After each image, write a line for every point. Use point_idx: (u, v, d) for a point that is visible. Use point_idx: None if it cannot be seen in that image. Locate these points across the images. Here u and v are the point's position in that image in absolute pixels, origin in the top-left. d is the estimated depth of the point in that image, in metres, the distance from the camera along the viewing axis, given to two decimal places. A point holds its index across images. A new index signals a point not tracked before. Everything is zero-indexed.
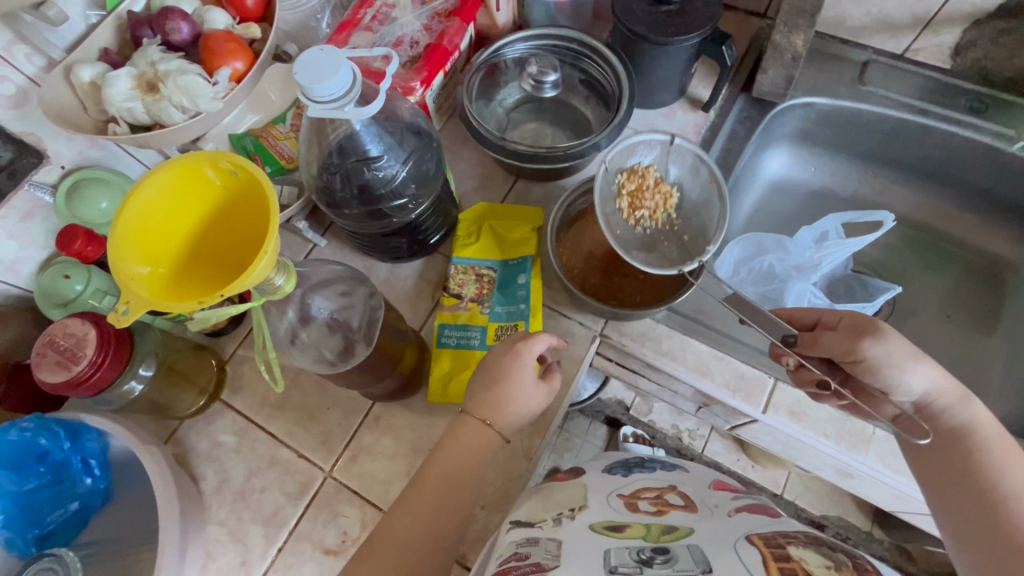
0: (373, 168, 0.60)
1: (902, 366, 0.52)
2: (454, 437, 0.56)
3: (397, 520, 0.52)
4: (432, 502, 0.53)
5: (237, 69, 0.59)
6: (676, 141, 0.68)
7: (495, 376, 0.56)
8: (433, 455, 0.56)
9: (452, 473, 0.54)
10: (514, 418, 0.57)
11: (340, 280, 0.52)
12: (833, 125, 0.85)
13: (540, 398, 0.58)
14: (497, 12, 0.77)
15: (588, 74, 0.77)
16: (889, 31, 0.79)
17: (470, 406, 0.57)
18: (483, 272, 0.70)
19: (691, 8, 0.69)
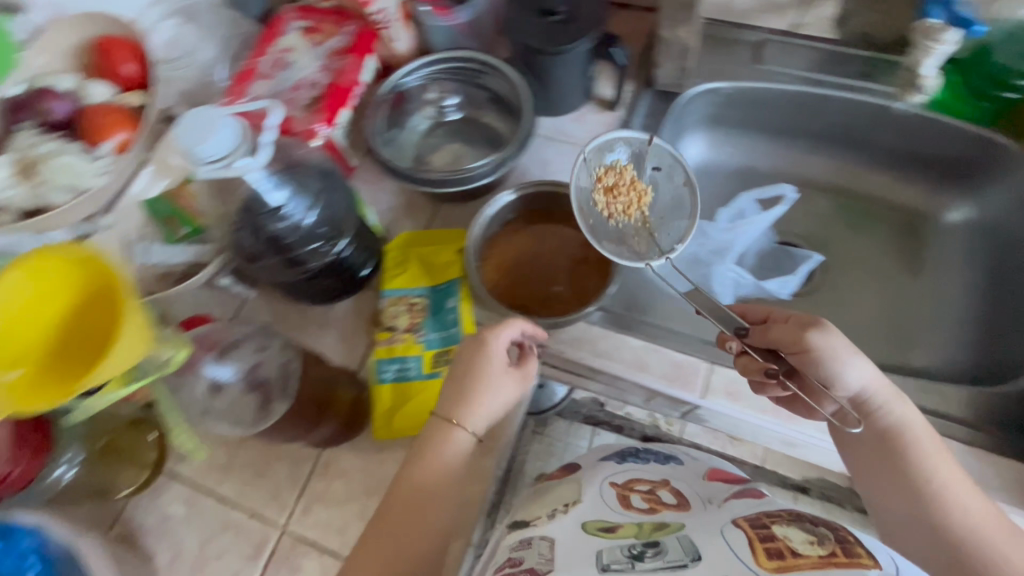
0: (279, 217, 0.60)
1: (842, 360, 0.57)
2: (430, 440, 0.56)
3: (384, 520, 0.54)
4: (411, 504, 0.54)
5: (121, 140, 0.64)
6: (654, 141, 0.73)
7: (465, 373, 0.57)
8: (415, 451, 0.56)
9: (429, 474, 0.55)
10: (488, 417, 0.57)
11: (247, 340, 0.57)
12: (740, 106, 0.88)
13: (513, 395, 0.58)
14: (394, 42, 0.77)
15: (491, 90, 0.78)
16: (775, 10, 0.83)
17: (441, 408, 0.57)
18: (414, 301, 0.71)
19: (578, 16, 0.71)
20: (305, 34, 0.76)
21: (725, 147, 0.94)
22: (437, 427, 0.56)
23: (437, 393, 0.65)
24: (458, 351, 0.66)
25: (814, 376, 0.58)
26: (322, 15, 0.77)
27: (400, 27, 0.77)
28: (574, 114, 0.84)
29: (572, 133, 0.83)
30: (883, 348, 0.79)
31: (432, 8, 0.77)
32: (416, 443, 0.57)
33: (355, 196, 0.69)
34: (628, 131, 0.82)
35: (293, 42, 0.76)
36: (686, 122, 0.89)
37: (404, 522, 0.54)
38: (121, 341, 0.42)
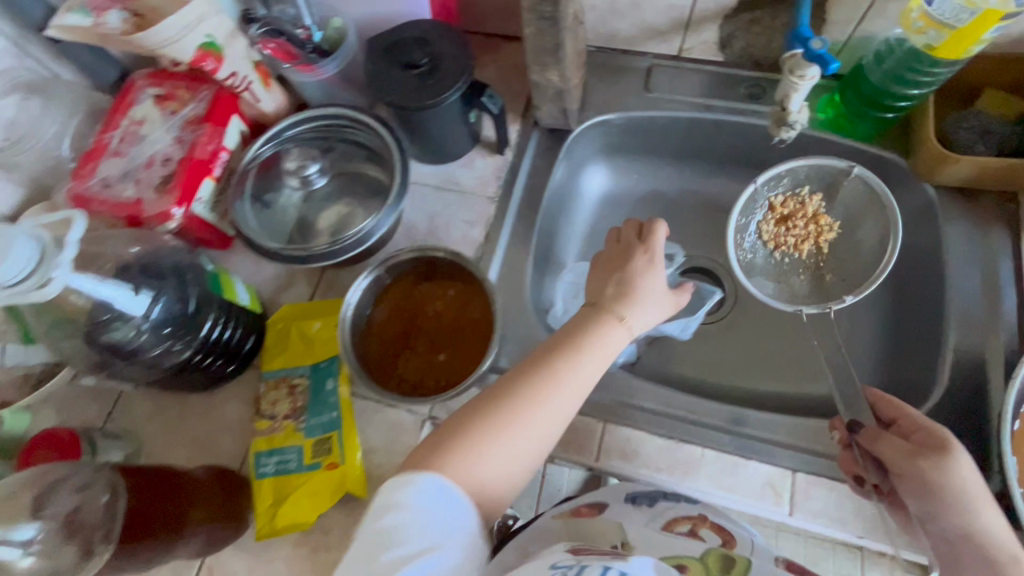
0: (110, 327, 0.54)
1: (959, 505, 0.49)
2: (579, 334, 0.54)
3: (435, 462, 0.46)
4: (520, 420, 0.48)
5: None
6: (854, 169, 0.72)
7: (630, 270, 0.59)
8: (519, 371, 0.51)
9: (581, 374, 0.51)
10: (653, 315, 0.58)
11: (69, 478, 0.50)
12: (636, 134, 0.85)
13: (665, 294, 0.59)
14: (258, 103, 0.73)
15: (359, 142, 0.75)
16: (658, 36, 0.80)
17: (607, 304, 0.57)
18: (295, 383, 0.67)
19: (441, 66, 0.67)
20: (158, 102, 0.71)
21: (630, 174, 0.90)
22: (593, 316, 0.55)
23: (317, 487, 0.61)
24: (336, 440, 0.62)
25: (913, 507, 0.52)
26: (176, 80, 0.72)
27: (261, 87, 0.72)
28: (462, 159, 0.80)
29: (462, 180, 0.79)
30: (795, 375, 0.77)
31: (290, 64, 0.71)
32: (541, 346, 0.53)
33: (215, 268, 0.64)
34: (518, 174, 0.78)
35: (145, 112, 0.70)
36: (584, 154, 0.86)
37: (529, 428, 0.48)
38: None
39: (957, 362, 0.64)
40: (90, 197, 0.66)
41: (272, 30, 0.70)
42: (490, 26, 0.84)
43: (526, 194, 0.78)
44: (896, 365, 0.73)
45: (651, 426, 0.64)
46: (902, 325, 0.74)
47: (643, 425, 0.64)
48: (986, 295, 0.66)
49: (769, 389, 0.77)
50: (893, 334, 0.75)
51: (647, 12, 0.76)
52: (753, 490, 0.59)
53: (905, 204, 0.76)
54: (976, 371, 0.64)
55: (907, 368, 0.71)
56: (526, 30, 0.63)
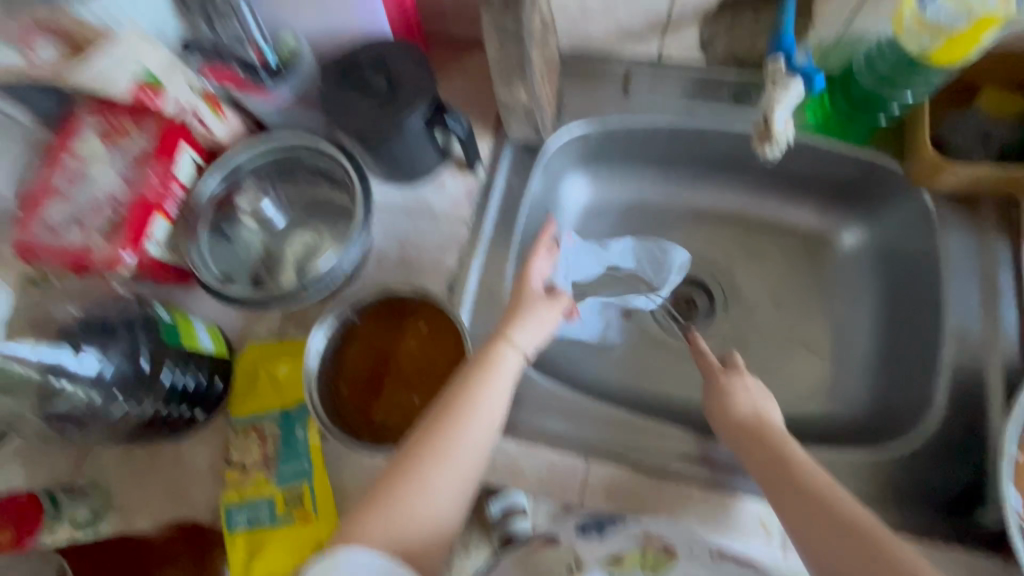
0: (56, 397, 0.53)
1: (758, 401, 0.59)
2: (479, 360, 0.57)
3: (369, 515, 0.50)
4: (437, 462, 0.52)
5: None
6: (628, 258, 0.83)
7: (515, 309, 0.61)
8: (438, 411, 0.54)
9: (488, 408, 0.54)
10: (539, 333, 0.60)
11: None
12: (615, 143, 0.81)
13: (552, 321, 0.62)
14: (210, 131, 0.69)
15: (315, 168, 0.72)
16: (635, 39, 0.75)
17: (498, 332, 0.59)
18: (265, 428, 0.64)
19: (398, 89, 0.63)
20: (102, 137, 0.67)
21: (611, 182, 0.86)
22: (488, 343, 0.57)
23: (292, 542, 0.59)
24: (309, 491, 0.60)
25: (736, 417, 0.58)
26: (119, 111, 0.67)
27: (212, 115, 0.68)
28: (432, 179, 0.75)
29: (431, 202, 0.74)
30: (785, 392, 0.75)
31: (237, 88, 0.67)
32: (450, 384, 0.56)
33: (171, 316, 0.61)
34: (491, 193, 0.74)
35: (88, 148, 0.66)
36: (561, 164, 0.82)
37: (455, 462, 0.52)
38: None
39: (953, 383, 0.62)
40: (36, 246, 0.62)
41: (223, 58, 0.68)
42: (456, 33, 0.79)
43: (502, 213, 0.74)
44: (890, 383, 0.70)
45: (637, 462, 0.61)
46: (897, 338, 0.71)
47: (630, 461, 0.61)
48: (983, 312, 0.63)
49: None
50: (889, 348, 0.72)
51: (621, 15, 0.71)
52: (744, 528, 0.57)
53: (901, 210, 0.72)
54: (972, 393, 0.61)
55: (903, 385, 0.68)
56: (489, 48, 0.59)
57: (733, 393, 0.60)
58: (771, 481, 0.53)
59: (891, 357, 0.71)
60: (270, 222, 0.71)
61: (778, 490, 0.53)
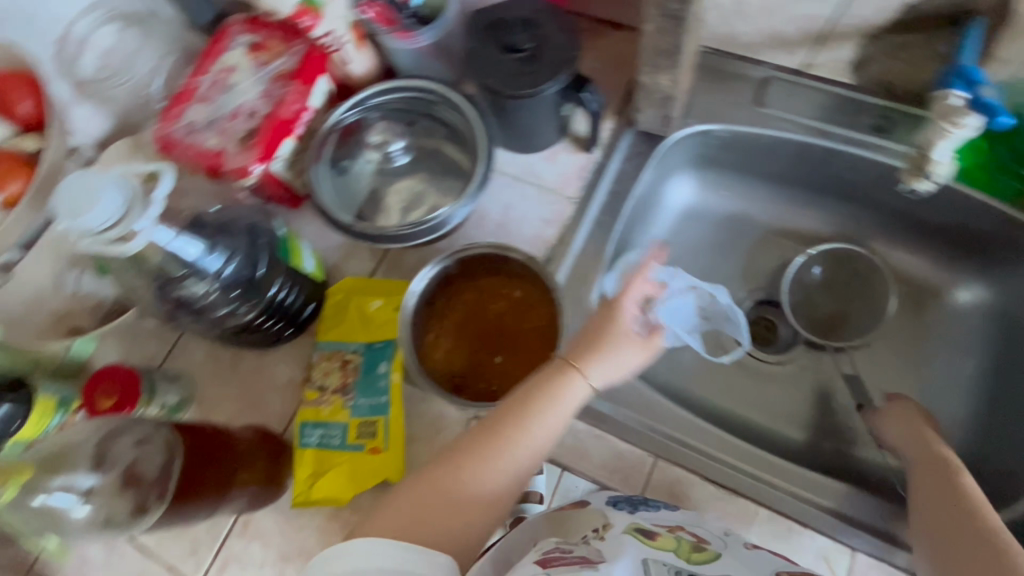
0: (180, 284, 0.55)
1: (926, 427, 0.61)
2: (545, 380, 0.54)
3: (390, 511, 0.47)
4: (471, 474, 0.48)
5: (12, 191, 0.63)
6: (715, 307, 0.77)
7: (595, 336, 0.57)
8: (488, 423, 0.52)
9: (539, 435, 0.51)
10: (614, 371, 0.56)
11: (133, 427, 0.49)
12: (736, 151, 0.78)
13: (634, 363, 0.57)
14: (347, 64, 0.71)
15: (445, 120, 0.73)
16: (784, 47, 0.72)
17: (572, 357, 0.55)
18: (348, 357, 0.66)
19: (544, 53, 0.63)
20: (250, 51, 0.70)
21: (717, 190, 0.84)
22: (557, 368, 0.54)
23: (358, 467, 0.61)
24: (383, 424, 0.62)
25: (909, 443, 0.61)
26: (270, 30, 0.70)
27: (354, 49, 0.69)
28: (546, 151, 0.75)
29: (542, 174, 0.74)
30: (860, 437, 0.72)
31: (385, 29, 0.68)
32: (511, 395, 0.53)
33: (286, 232, 0.64)
34: (603, 177, 0.74)
35: (235, 60, 0.69)
36: (674, 161, 0.80)
37: (491, 477, 0.49)
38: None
39: None
40: (177, 142, 0.66)
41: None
42: (596, 10, 0.77)
43: (609, 199, 0.74)
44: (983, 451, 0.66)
45: (709, 470, 0.60)
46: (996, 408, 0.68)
47: (699, 468, 0.60)
48: None
49: (831, 446, 0.72)
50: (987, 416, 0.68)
51: (778, 20, 0.69)
52: (808, 560, 0.57)
53: None
54: None
55: (1005, 457, 0.65)
56: (646, 27, 0.58)
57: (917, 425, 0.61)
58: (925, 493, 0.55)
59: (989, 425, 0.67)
60: (392, 159, 0.74)
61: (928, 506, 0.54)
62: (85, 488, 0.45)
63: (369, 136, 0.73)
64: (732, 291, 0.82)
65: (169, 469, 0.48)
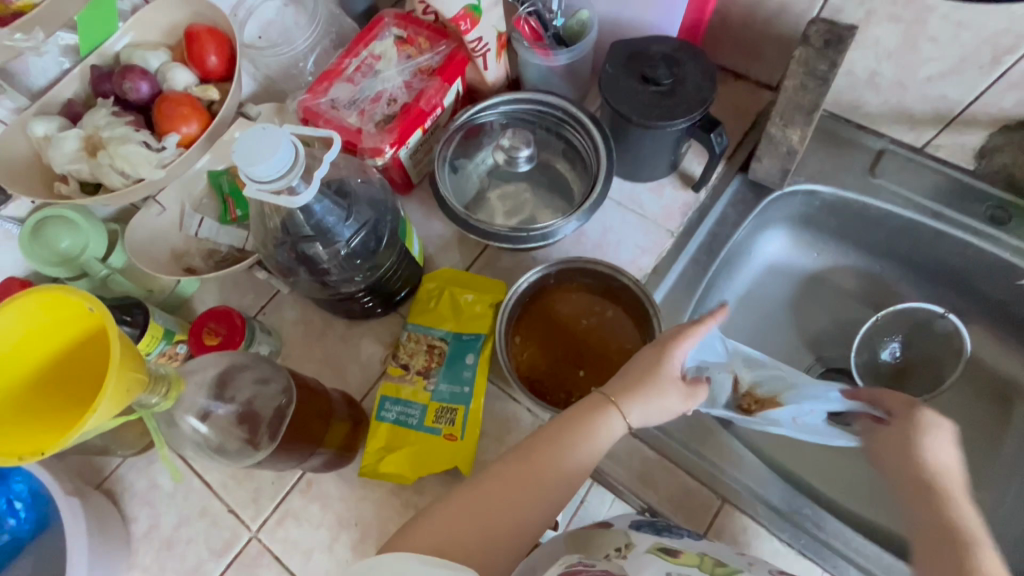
0: (310, 244, 0.59)
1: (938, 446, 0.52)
2: (583, 415, 0.53)
3: (421, 523, 0.48)
4: (503, 499, 0.49)
5: (188, 133, 0.64)
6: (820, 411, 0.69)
7: (641, 372, 0.54)
8: (519, 450, 0.52)
9: (571, 468, 0.51)
10: (655, 414, 0.54)
11: (255, 367, 0.52)
12: (838, 215, 0.79)
13: (679, 408, 0.55)
14: (485, 70, 0.74)
15: (570, 142, 0.75)
16: (908, 123, 0.73)
17: (613, 393, 0.54)
18: (435, 343, 0.68)
19: (680, 91, 0.65)
20: (398, 43, 0.74)
21: (809, 251, 0.84)
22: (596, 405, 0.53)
23: (431, 450, 0.63)
24: (462, 414, 0.63)
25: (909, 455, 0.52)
26: (421, 28, 0.75)
27: (494, 57, 0.73)
28: (653, 183, 0.77)
29: (646, 204, 0.76)
30: None
31: (530, 44, 0.73)
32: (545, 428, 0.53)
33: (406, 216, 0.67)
34: (706, 217, 0.75)
35: (384, 49, 0.74)
36: (774, 216, 0.81)
37: (521, 506, 0.49)
38: (96, 412, 0.38)
39: None
40: (320, 114, 0.70)
41: (536, 14, 0.74)
42: (724, 59, 0.80)
43: (708, 239, 0.75)
44: None
45: (776, 521, 0.60)
46: None
47: (765, 522, 0.60)
48: None
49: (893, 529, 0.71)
50: None
51: (909, 96, 0.70)
52: None
53: None
54: None
55: None
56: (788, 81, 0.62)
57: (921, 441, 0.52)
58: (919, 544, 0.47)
59: None
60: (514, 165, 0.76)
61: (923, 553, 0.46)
62: (206, 411, 0.48)
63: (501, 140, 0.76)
64: (808, 353, 0.82)
65: (283, 412, 0.52)
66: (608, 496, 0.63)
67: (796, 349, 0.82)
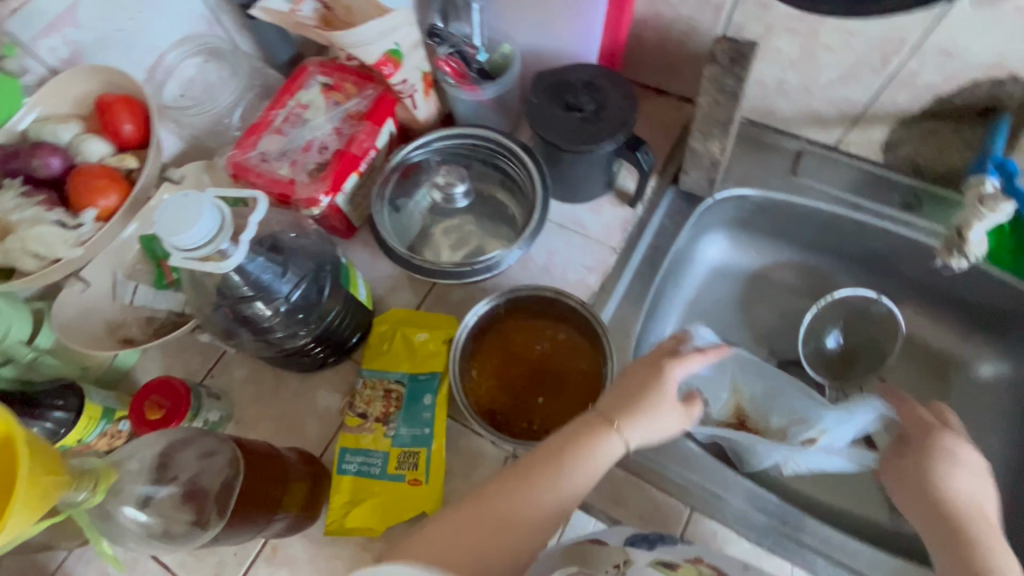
0: (247, 305, 0.57)
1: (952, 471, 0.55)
2: (582, 435, 0.53)
3: (418, 547, 0.47)
4: (501, 520, 0.49)
5: (107, 207, 0.62)
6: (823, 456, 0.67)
7: (636, 393, 0.56)
8: (520, 471, 0.51)
9: (570, 488, 0.51)
10: (650, 435, 0.55)
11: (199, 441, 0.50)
12: (769, 215, 0.83)
13: (673, 430, 0.56)
14: (415, 110, 0.75)
15: (505, 171, 0.77)
16: (819, 124, 0.78)
17: (612, 413, 0.54)
18: (392, 386, 0.67)
19: (604, 115, 0.68)
20: (325, 90, 0.74)
21: (748, 250, 0.88)
22: (596, 425, 0.53)
23: (397, 498, 0.61)
24: (425, 456, 0.62)
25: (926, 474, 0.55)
26: (346, 74, 0.75)
27: (423, 97, 0.74)
28: (592, 203, 0.79)
29: (587, 224, 0.78)
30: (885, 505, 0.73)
31: (456, 81, 0.75)
32: (546, 445, 0.53)
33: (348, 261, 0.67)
34: (645, 230, 0.78)
35: (311, 97, 0.74)
36: (710, 221, 0.84)
37: (520, 525, 0.49)
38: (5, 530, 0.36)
39: None
40: (251, 169, 0.69)
41: (457, 53, 0.76)
42: (645, 77, 0.84)
43: (649, 252, 0.78)
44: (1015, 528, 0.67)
45: (743, 519, 0.62)
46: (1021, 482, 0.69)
47: (733, 524, 0.61)
48: None
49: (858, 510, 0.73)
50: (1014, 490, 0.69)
51: (815, 99, 0.75)
52: None
53: None
54: None
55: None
56: None
57: (945, 467, 0.55)
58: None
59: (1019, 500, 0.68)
60: (452, 201, 0.77)
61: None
62: (146, 498, 0.46)
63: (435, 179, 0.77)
64: (759, 349, 0.85)
65: (230, 486, 0.50)
66: (585, 516, 0.62)
67: (748, 346, 0.85)
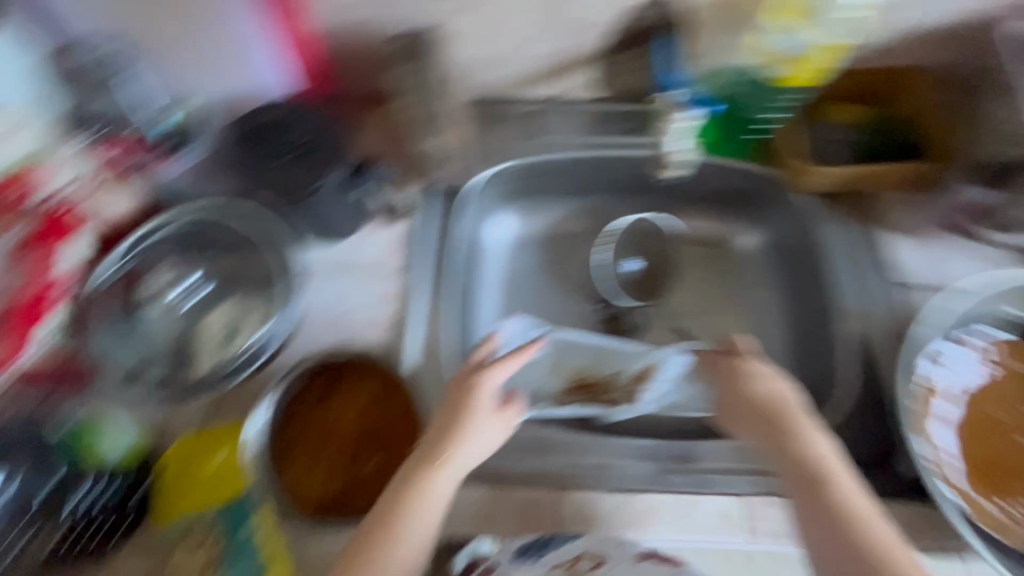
0: None
1: (763, 390, 0.57)
2: (403, 489, 0.51)
3: None
4: None
5: None
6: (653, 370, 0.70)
7: (450, 420, 0.56)
8: (352, 555, 0.49)
9: (408, 549, 0.49)
10: (483, 453, 0.55)
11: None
12: (531, 177, 0.84)
13: (500, 437, 0.56)
14: (103, 205, 0.67)
15: (234, 236, 0.69)
16: (534, 81, 0.80)
17: (428, 453, 0.54)
18: (201, 534, 0.56)
19: (315, 150, 0.65)
20: None
21: (531, 216, 0.88)
22: (416, 473, 0.52)
23: None
24: None
25: (744, 406, 0.58)
26: None
27: (105, 192, 0.67)
28: (355, 235, 0.74)
29: (360, 259, 0.73)
30: None
31: (130, 158, 0.69)
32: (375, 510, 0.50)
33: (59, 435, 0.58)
34: (417, 240, 0.73)
35: None
36: (480, 202, 0.83)
37: None
38: None
39: (863, 353, 0.68)
40: None
41: (116, 126, 0.68)
42: (359, 89, 0.79)
43: (430, 259, 0.73)
44: (816, 361, 0.75)
45: (604, 470, 0.64)
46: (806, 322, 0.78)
47: (598, 485, 0.62)
48: (871, 283, 0.71)
49: None
50: (802, 336, 0.78)
51: (517, 60, 0.76)
52: (717, 528, 0.59)
53: (788, 213, 0.80)
54: (878, 359, 0.68)
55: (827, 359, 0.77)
56: None
57: (753, 388, 0.58)
58: (816, 487, 0.50)
59: (811, 335, 0.77)
60: (187, 294, 0.67)
61: (809, 486, 0.51)
62: None
63: (154, 277, 0.67)
64: (577, 300, 0.88)
65: None
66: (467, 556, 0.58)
67: (567, 302, 0.86)
